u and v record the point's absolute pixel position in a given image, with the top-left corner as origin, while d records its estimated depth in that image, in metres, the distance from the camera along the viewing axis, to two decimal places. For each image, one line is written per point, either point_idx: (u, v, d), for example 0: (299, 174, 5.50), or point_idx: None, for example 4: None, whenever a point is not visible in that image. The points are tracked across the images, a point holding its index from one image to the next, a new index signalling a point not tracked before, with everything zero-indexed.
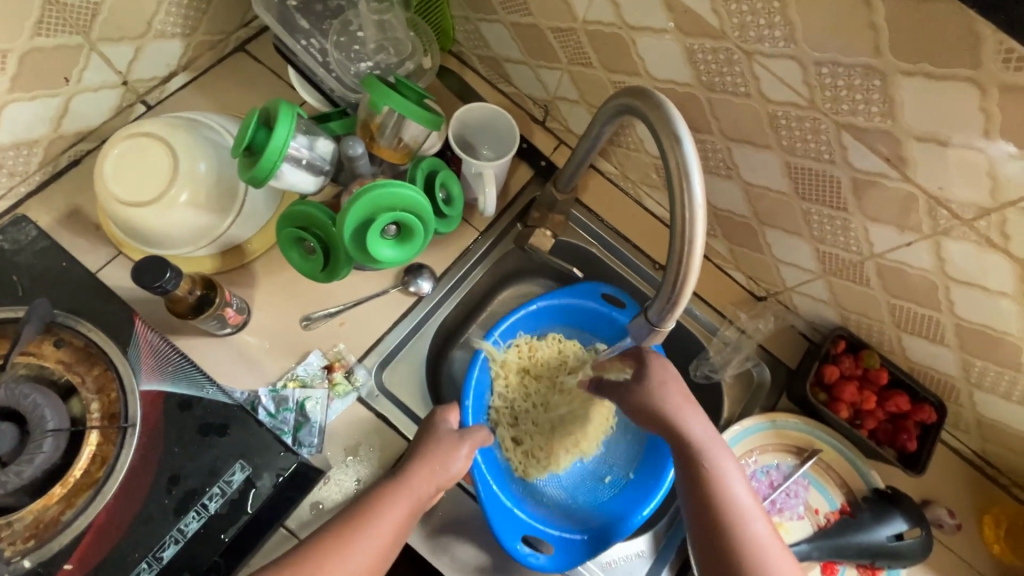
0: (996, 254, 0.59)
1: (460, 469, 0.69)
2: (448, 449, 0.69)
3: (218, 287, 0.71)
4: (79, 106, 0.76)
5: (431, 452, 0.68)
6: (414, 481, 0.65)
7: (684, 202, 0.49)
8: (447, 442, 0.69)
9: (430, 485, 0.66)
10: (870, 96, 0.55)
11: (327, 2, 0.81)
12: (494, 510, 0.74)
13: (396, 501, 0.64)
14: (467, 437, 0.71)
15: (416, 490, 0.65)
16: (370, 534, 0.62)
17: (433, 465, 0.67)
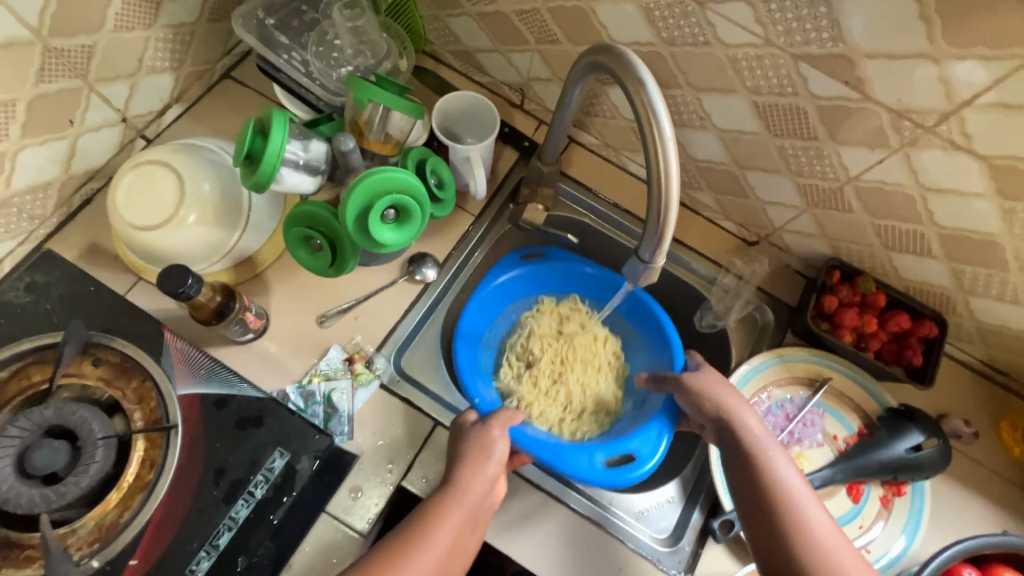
0: (963, 155, 0.62)
1: (502, 451, 0.71)
2: (482, 440, 0.71)
3: (237, 294, 0.75)
4: (85, 147, 0.81)
5: (470, 452, 0.70)
6: (461, 483, 0.67)
7: (655, 138, 0.51)
8: (478, 435, 0.71)
9: (480, 481, 0.68)
10: (818, 23, 0.59)
11: (301, 16, 0.85)
12: (553, 458, 0.77)
13: (448, 511, 0.65)
14: (492, 423, 0.73)
15: (467, 493, 0.66)
16: (427, 551, 0.63)
17: (475, 460, 0.69)
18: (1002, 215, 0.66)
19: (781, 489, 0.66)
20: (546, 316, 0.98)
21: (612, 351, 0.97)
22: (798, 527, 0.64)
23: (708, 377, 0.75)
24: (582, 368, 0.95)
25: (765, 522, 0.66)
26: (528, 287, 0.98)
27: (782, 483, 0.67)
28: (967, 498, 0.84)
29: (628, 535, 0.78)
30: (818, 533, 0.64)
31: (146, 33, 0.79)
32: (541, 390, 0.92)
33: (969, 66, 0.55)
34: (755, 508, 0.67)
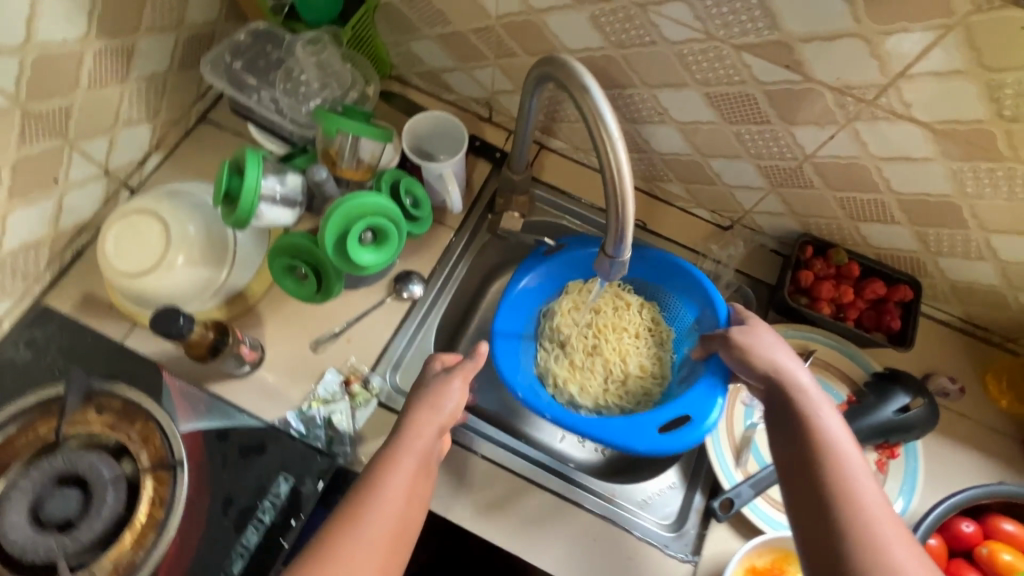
0: (907, 123, 0.65)
1: (453, 406, 0.70)
2: (439, 388, 0.71)
3: (230, 330, 0.78)
4: (72, 203, 0.83)
5: (422, 399, 0.70)
6: (409, 434, 0.67)
7: (604, 138, 0.54)
8: (436, 384, 0.71)
9: (430, 431, 0.68)
10: (752, 14, 0.62)
11: (267, 56, 0.88)
12: (612, 428, 0.76)
13: (397, 456, 0.65)
14: (456, 372, 0.72)
15: (412, 445, 0.66)
16: (381, 496, 0.63)
17: (429, 409, 0.69)
18: (952, 176, 0.69)
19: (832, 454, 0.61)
20: (577, 298, 0.94)
21: (647, 316, 0.95)
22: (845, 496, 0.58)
23: (761, 337, 0.74)
24: (616, 336, 0.94)
25: (808, 485, 0.60)
26: (555, 279, 0.94)
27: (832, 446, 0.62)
28: (959, 452, 0.86)
29: (633, 524, 0.80)
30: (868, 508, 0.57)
31: (119, 88, 0.82)
32: (580, 369, 0.92)
33: (897, 40, 0.58)
34: (800, 470, 0.62)
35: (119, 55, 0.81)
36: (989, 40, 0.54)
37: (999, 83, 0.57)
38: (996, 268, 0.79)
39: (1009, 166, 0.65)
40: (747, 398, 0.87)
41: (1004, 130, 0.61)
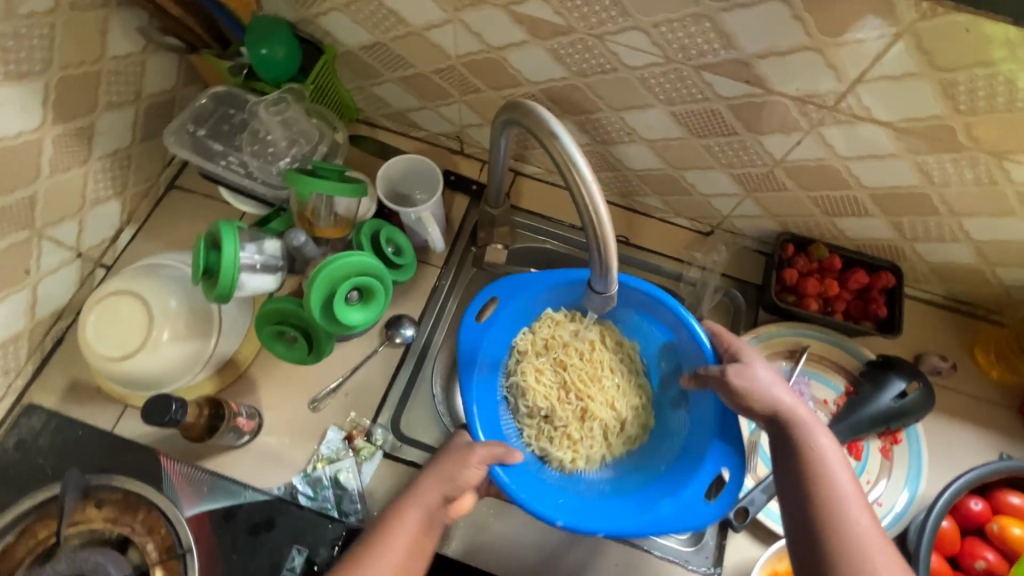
0: (868, 124, 0.67)
1: (471, 476, 0.68)
2: (456, 457, 0.69)
3: (224, 402, 0.77)
4: (46, 291, 0.82)
5: (439, 465, 0.68)
6: (421, 490, 0.66)
7: (577, 180, 0.55)
8: (457, 451, 0.69)
9: (438, 496, 0.66)
10: (708, 37, 0.64)
11: (231, 119, 0.88)
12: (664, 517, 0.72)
13: (405, 510, 0.65)
14: (477, 446, 0.70)
15: (422, 498, 0.66)
16: (386, 555, 0.62)
17: (439, 479, 0.67)
18: (918, 169, 0.71)
19: (831, 495, 0.61)
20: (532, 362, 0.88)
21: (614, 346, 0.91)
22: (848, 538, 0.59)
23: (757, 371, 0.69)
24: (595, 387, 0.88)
25: (809, 530, 0.61)
26: (514, 320, 0.87)
27: (832, 488, 0.62)
28: (958, 429, 0.88)
29: (653, 544, 0.80)
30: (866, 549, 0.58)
31: (83, 169, 0.81)
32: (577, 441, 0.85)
33: (850, 51, 0.59)
34: (801, 510, 0.62)
35: (79, 137, 0.79)
36: (937, 44, 0.56)
37: (952, 82, 0.59)
38: (972, 248, 0.81)
39: (971, 155, 0.66)
40: None
41: (962, 123, 0.63)
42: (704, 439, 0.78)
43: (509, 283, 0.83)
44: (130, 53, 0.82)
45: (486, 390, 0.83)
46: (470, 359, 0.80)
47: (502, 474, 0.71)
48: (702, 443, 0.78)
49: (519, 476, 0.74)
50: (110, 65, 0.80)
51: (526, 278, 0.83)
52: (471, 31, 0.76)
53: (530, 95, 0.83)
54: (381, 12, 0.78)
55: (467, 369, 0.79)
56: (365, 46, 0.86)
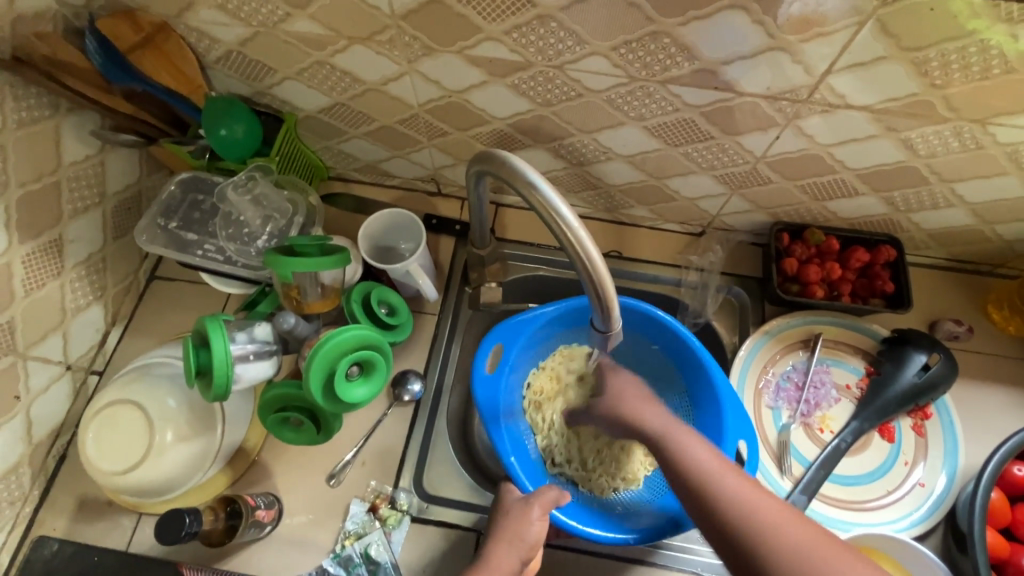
0: (844, 110, 0.66)
1: (538, 533, 0.67)
2: (520, 517, 0.68)
3: (238, 497, 0.76)
4: (39, 411, 0.79)
5: (506, 527, 0.67)
6: (493, 560, 0.64)
7: (565, 232, 0.54)
8: (516, 513, 0.68)
9: (512, 563, 0.65)
10: (669, 51, 0.63)
11: (201, 206, 0.86)
12: None
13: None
14: (533, 499, 0.70)
15: (496, 568, 0.64)
16: None
17: (508, 540, 0.66)
18: (902, 145, 0.70)
19: (721, 492, 0.58)
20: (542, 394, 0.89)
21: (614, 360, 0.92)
22: (741, 519, 0.56)
23: (618, 382, 0.72)
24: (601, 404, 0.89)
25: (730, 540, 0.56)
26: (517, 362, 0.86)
27: (718, 478, 0.59)
28: (987, 392, 0.86)
29: (700, 564, 0.78)
30: (768, 522, 0.55)
31: (58, 281, 0.79)
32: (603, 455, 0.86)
33: (815, 45, 0.59)
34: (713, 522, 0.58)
35: (48, 251, 0.77)
36: (901, 27, 0.56)
37: (923, 60, 0.59)
38: (968, 211, 0.79)
39: (954, 125, 0.66)
40: (772, 402, 0.85)
41: (940, 97, 0.62)
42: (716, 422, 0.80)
43: (510, 328, 0.81)
44: (87, 155, 0.80)
45: (513, 439, 0.82)
46: (492, 414, 0.78)
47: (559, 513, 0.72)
48: (714, 432, 0.80)
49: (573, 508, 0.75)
50: (69, 172, 0.78)
51: (524, 320, 0.82)
52: (429, 79, 0.74)
53: (498, 130, 0.81)
54: (335, 74, 0.77)
55: (493, 422, 0.78)
56: (324, 108, 0.84)
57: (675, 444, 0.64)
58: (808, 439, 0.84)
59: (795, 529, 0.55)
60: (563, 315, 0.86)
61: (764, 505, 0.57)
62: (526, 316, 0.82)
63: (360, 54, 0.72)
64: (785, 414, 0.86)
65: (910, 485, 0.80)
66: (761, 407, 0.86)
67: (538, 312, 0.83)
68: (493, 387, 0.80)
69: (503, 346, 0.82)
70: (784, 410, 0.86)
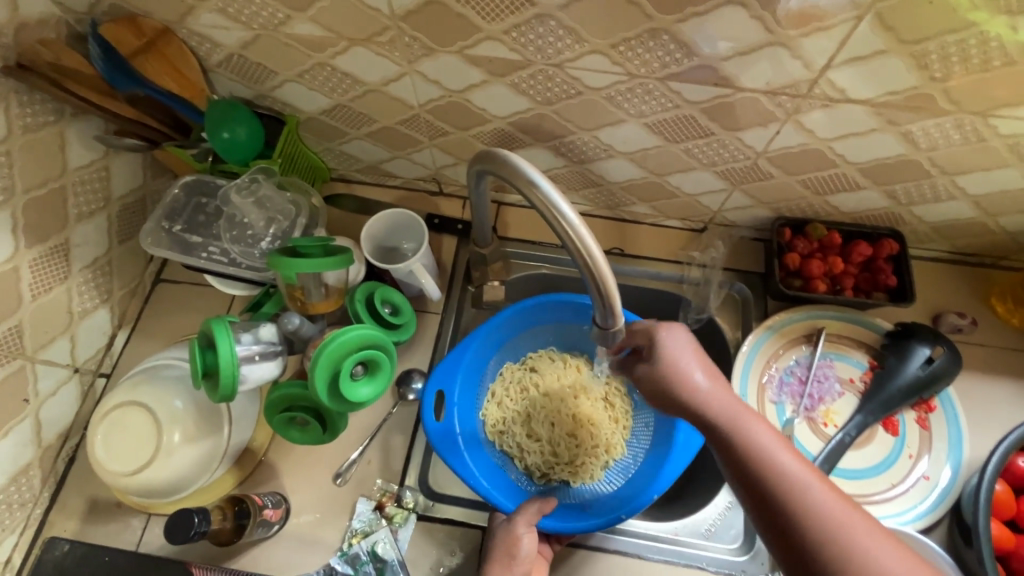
0: (845, 104, 0.66)
1: (531, 546, 0.68)
2: (507, 535, 0.69)
3: (245, 497, 0.76)
4: (49, 414, 0.80)
5: (496, 553, 0.68)
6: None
7: (565, 228, 0.54)
8: (504, 533, 0.69)
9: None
10: (668, 48, 0.63)
11: (205, 208, 0.87)
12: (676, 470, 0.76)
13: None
14: (517, 517, 0.70)
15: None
16: None
17: (504, 559, 0.67)
18: (904, 139, 0.70)
19: (795, 486, 0.53)
20: (504, 416, 0.90)
21: (561, 359, 0.95)
22: (821, 523, 0.51)
23: (674, 344, 0.63)
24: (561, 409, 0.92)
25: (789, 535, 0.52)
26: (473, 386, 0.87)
27: (794, 474, 0.54)
28: (991, 384, 0.86)
29: (706, 560, 0.78)
30: (848, 526, 0.51)
31: (64, 285, 0.80)
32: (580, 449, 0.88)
33: (815, 39, 0.59)
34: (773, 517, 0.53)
35: (55, 255, 0.78)
36: (901, 20, 0.56)
37: (923, 52, 0.59)
38: (970, 204, 0.79)
39: (955, 117, 0.66)
40: (776, 397, 0.86)
41: (941, 89, 0.62)
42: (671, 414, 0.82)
43: (445, 367, 0.82)
44: (92, 160, 0.81)
45: (480, 459, 0.82)
46: (449, 443, 0.78)
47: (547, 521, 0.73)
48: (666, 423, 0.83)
49: (559, 513, 0.76)
50: (74, 177, 0.78)
51: (453, 356, 0.82)
52: (429, 79, 0.75)
53: (499, 129, 0.82)
54: (336, 75, 0.77)
55: (453, 455, 0.77)
56: (326, 110, 0.84)
57: (736, 426, 0.58)
58: (813, 433, 0.84)
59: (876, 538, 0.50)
60: (507, 327, 0.88)
61: (842, 509, 0.52)
62: (450, 355, 0.82)
63: (360, 55, 0.73)
64: (789, 408, 0.86)
65: (915, 478, 0.80)
66: (765, 401, 0.86)
67: (462, 345, 0.83)
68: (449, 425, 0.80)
69: (444, 390, 0.82)
70: (787, 404, 0.86)
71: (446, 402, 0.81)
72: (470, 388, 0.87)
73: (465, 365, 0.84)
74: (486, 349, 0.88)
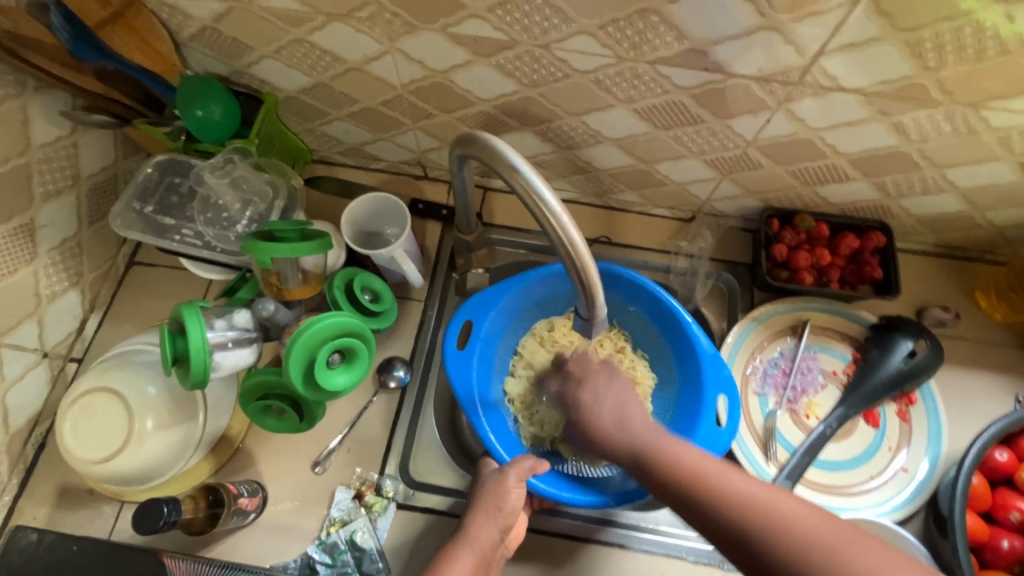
0: (837, 93, 0.65)
1: (516, 501, 0.67)
2: (497, 485, 0.68)
3: (220, 486, 0.75)
4: (16, 400, 0.78)
5: (484, 499, 0.67)
6: (472, 532, 0.65)
7: (546, 215, 0.52)
8: (493, 482, 0.68)
9: (490, 532, 0.65)
10: (658, 30, 0.61)
11: (177, 189, 0.84)
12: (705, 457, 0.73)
13: (458, 555, 0.63)
14: (509, 469, 0.69)
15: (477, 540, 0.64)
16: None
17: (487, 511, 0.66)
18: (895, 130, 0.69)
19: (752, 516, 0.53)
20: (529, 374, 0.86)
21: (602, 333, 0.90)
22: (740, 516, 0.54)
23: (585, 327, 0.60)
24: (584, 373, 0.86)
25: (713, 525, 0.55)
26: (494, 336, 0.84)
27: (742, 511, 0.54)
28: (972, 378, 0.86)
29: (685, 549, 0.78)
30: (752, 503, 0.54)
31: (30, 267, 0.77)
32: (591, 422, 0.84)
33: (808, 25, 0.57)
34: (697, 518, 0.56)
35: (19, 235, 0.75)
36: (897, 6, 0.54)
37: (918, 40, 0.57)
38: (958, 197, 0.79)
39: (947, 108, 0.64)
40: (759, 389, 0.85)
41: (934, 79, 0.61)
42: (694, 389, 0.78)
43: (478, 301, 0.80)
44: (58, 136, 0.77)
45: (496, 417, 0.79)
46: (467, 389, 0.76)
47: (539, 481, 0.71)
48: (693, 398, 0.78)
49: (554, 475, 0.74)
50: (39, 154, 0.75)
51: (491, 292, 0.81)
52: (411, 58, 0.72)
53: (484, 113, 0.79)
54: (315, 52, 0.74)
55: (471, 404, 0.75)
56: (305, 88, 0.81)
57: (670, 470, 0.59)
58: (794, 424, 0.84)
59: (841, 535, 0.50)
60: (540, 287, 0.84)
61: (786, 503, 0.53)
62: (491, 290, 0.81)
63: (339, 31, 0.70)
64: (771, 400, 0.86)
65: (894, 470, 0.81)
66: (748, 392, 0.85)
67: (508, 284, 0.81)
68: (465, 363, 0.78)
69: (473, 322, 0.81)
70: (770, 395, 0.86)
71: (473, 334, 0.80)
72: (495, 338, 0.84)
73: (503, 303, 0.82)
74: (524, 299, 0.85)
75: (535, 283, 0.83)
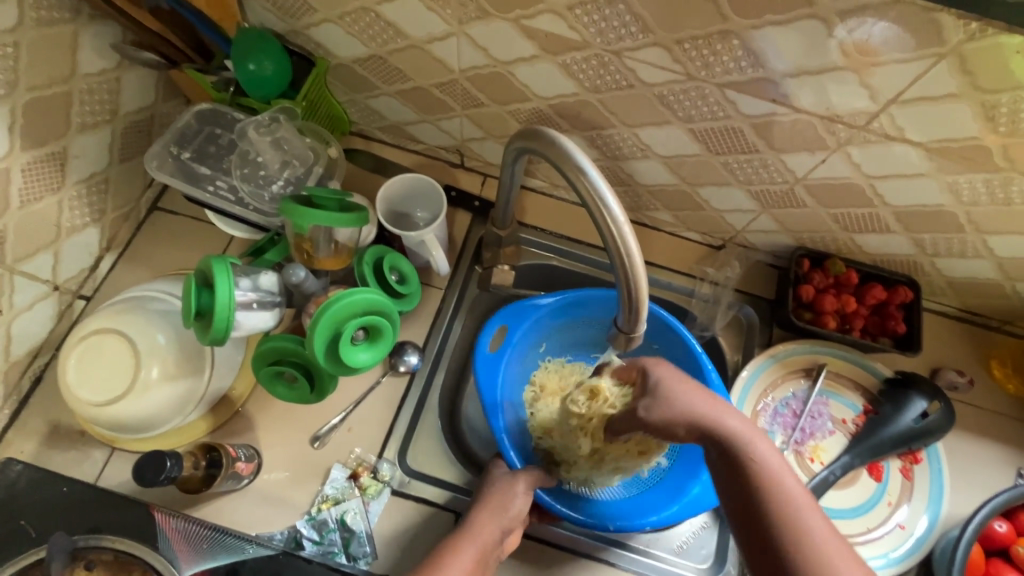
0: (900, 143, 0.65)
1: (521, 505, 0.69)
2: (505, 488, 0.70)
3: (219, 446, 0.73)
4: (21, 328, 0.75)
5: (490, 497, 0.69)
6: (476, 526, 0.66)
7: (607, 223, 0.52)
8: (501, 484, 0.71)
9: (492, 529, 0.66)
10: (734, 54, 0.60)
11: (217, 140, 0.83)
12: (700, 496, 0.74)
13: (460, 546, 0.64)
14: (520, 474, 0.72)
15: (479, 535, 0.65)
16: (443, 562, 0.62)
17: (492, 507, 0.68)
18: (948, 189, 0.69)
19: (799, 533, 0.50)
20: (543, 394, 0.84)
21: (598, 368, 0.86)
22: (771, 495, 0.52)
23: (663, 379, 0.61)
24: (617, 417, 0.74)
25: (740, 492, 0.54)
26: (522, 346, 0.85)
27: (796, 504, 0.52)
28: (978, 446, 0.86)
29: None
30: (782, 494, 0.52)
31: (56, 197, 0.75)
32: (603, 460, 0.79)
33: (886, 71, 0.57)
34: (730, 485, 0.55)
35: (50, 162, 0.73)
36: (980, 65, 0.54)
37: (993, 103, 0.57)
38: (993, 265, 0.79)
39: (1004, 175, 0.64)
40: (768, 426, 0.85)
41: (999, 144, 0.61)
42: None
43: (514, 309, 0.81)
44: (104, 69, 0.76)
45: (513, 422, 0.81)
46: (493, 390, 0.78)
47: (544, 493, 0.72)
48: None
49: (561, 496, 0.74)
50: (82, 84, 0.73)
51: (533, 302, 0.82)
52: (476, 45, 0.71)
53: (537, 110, 0.79)
54: (379, 24, 0.73)
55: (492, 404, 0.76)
56: (360, 59, 0.80)
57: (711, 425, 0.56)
58: (799, 466, 0.84)
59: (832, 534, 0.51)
60: (575, 310, 0.86)
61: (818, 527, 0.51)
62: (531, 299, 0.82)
63: (410, 7, 0.69)
64: (778, 439, 0.85)
65: (890, 526, 0.81)
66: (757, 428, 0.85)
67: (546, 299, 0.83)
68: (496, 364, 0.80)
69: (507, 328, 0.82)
70: (778, 434, 0.85)
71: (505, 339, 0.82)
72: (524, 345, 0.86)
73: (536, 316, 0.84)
74: (557, 317, 0.86)
75: (575, 304, 0.85)
